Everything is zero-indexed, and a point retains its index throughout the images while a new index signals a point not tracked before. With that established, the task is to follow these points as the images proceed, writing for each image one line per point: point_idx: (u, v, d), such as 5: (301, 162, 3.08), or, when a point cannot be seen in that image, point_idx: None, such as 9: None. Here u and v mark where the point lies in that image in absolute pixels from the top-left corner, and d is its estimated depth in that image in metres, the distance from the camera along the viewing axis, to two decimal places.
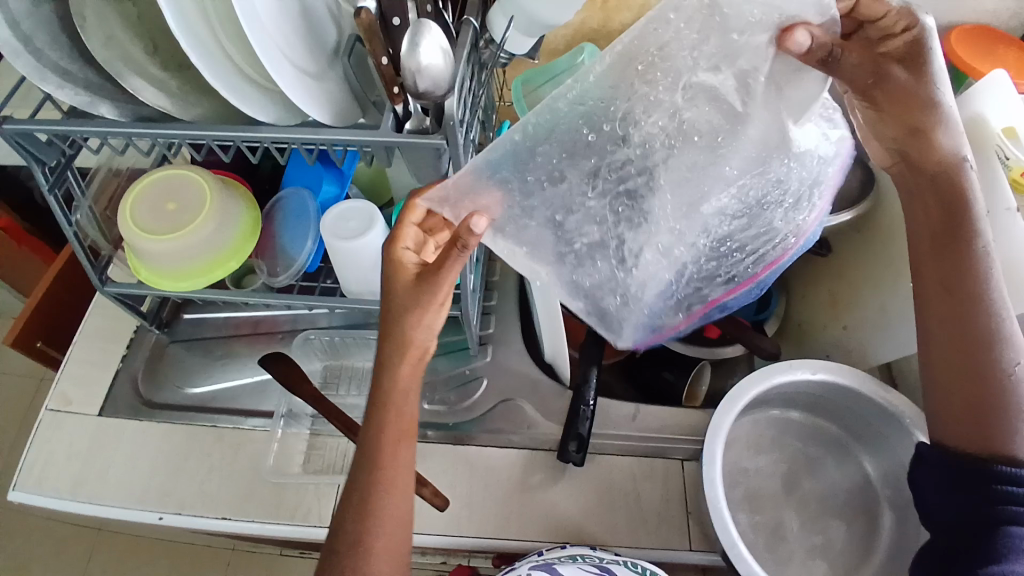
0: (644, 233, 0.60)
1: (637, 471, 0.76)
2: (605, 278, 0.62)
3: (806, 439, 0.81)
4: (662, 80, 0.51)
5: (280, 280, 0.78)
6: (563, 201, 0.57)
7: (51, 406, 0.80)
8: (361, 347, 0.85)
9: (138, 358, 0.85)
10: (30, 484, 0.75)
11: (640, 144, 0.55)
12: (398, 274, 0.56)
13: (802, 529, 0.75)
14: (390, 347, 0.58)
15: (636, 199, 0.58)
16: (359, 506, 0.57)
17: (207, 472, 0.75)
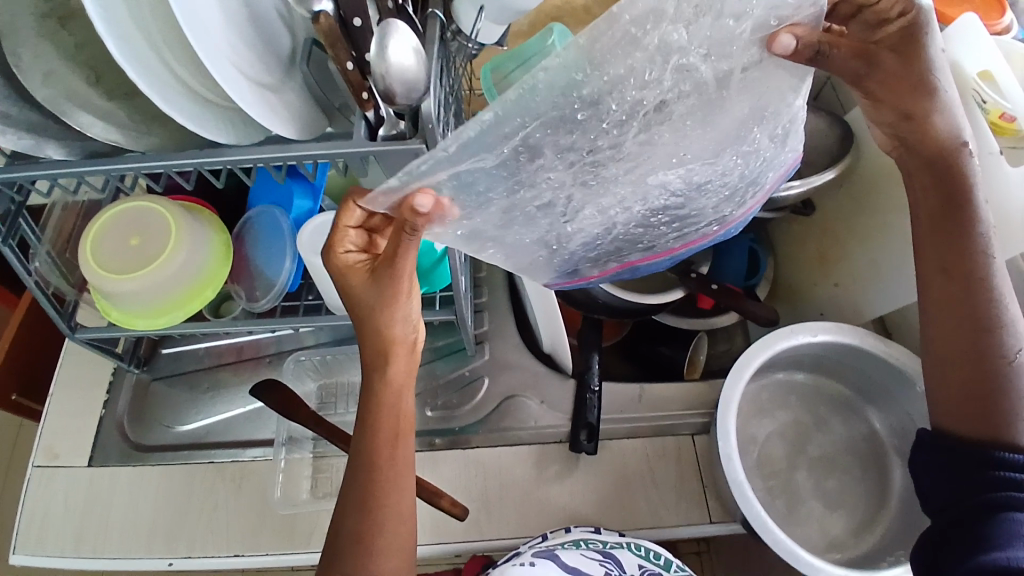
0: (592, 196, 0.53)
1: (651, 452, 0.75)
2: (542, 232, 0.56)
3: (810, 397, 0.81)
4: (650, 54, 0.42)
5: (262, 304, 0.75)
6: (523, 175, 0.48)
7: (38, 462, 0.76)
8: (354, 361, 0.83)
9: (120, 401, 0.81)
10: (26, 548, 0.71)
11: (620, 116, 0.45)
12: (350, 276, 0.54)
13: (818, 486, 0.76)
14: (372, 347, 0.56)
15: (599, 169, 0.50)
16: (363, 500, 0.55)
17: (211, 511, 0.72)
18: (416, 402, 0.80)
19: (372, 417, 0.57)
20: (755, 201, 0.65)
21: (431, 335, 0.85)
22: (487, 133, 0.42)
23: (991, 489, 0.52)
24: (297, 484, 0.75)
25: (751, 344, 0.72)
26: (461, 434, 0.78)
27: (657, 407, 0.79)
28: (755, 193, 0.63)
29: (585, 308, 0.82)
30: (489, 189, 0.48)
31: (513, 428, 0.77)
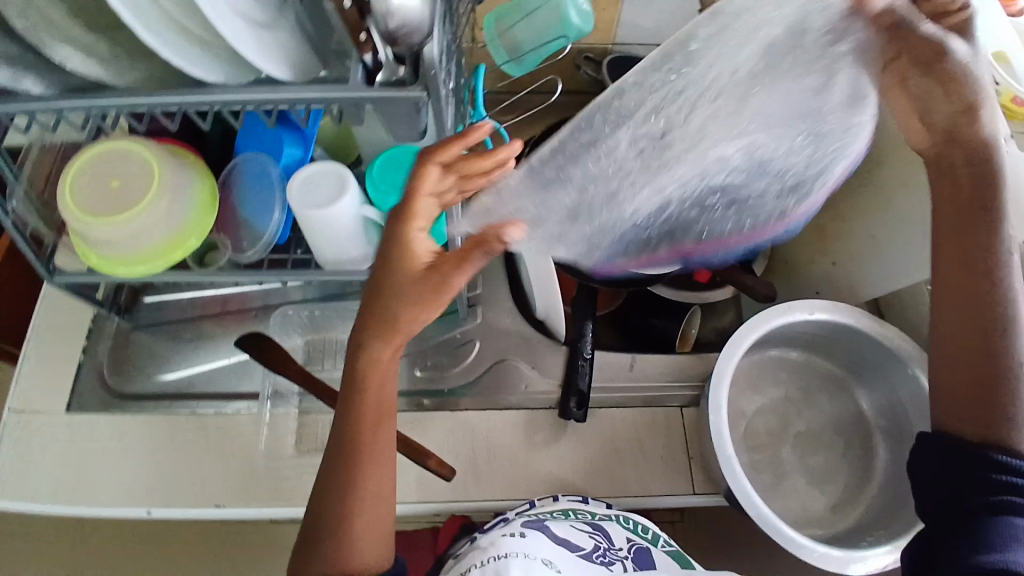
0: (651, 174, 0.58)
1: (639, 422, 0.75)
2: (600, 210, 0.60)
3: (800, 374, 0.81)
4: (727, 38, 0.51)
5: (247, 256, 0.72)
6: (596, 152, 0.56)
7: (13, 407, 0.74)
8: (345, 319, 0.81)
9: (101, 349, 0.79)
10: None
11: (681, 100, 0.54)
12: (409, 255, 0.54)
13: (802, 463, 0.77)
14: (376, 326, 0.55)
15: (660, 147, 0.56)
16: (347, 473, 0.56)
17: (194, 463, 0.71)
18: (405, 362, 0.79)
19: (363, 394, 0.56)
20: (820, 195, 0.65)
21: None
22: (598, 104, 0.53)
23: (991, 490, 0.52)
24: (281, 441, 0.72)
25: (750, 318, 0.72)
26: (451, 398, 0.77)
27: (648, 377, 0.78)
28: (820, 184, 0.64)
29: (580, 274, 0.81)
30: (572, 138, 0.55)
31: (502, 393, 0.77)
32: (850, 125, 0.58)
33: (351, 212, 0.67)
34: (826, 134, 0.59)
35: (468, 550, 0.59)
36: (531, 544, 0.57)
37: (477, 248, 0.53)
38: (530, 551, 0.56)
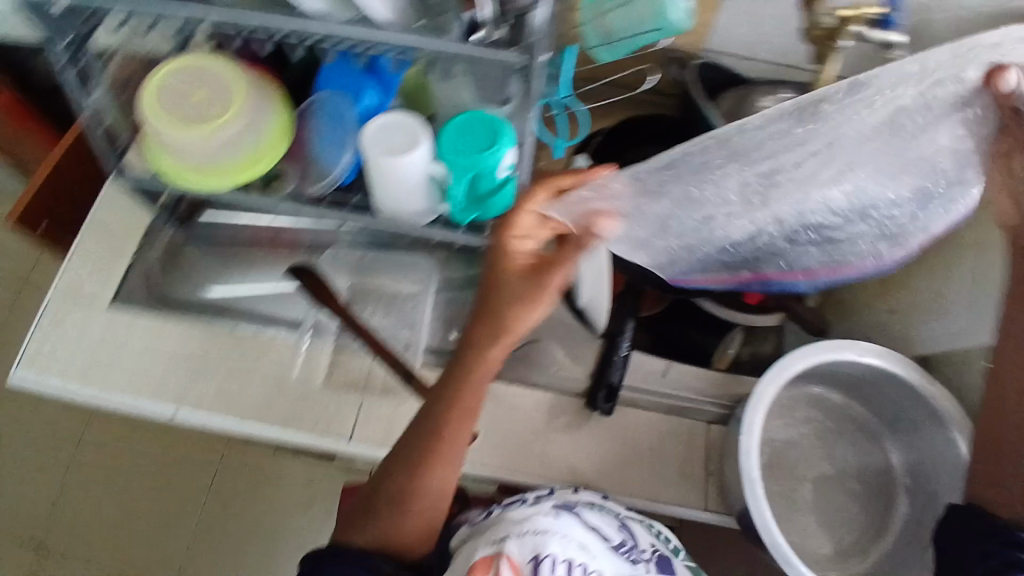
0: (755, 210, 0.54)
1: (662, 428, 0.74)
2: (689, 239, 0.58)
3: (834, 415, 0.80)
4: (886, 82, 0.43)
5: (313, 191, 0.73)
6: (698, 196, 0.51)
7: (60, 289, 0.75)
8: (394, 267, 0.81)
9: (153, 253, 0.80)
10: (33, 371, 0.71)
11: (812, 148, 0.47)
12: (513, 265, 0.55)
13: (818, 503, 0.75)
14: (487, 327, 0.56)
15: (767, 187, 0.51)
16: (419, 459, 0.58)
17: (226, 378, 0.73)
18: (441, 324, 0.78)
19: (449, 398, 0.58)
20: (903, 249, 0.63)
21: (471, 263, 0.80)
22: (708, 168, 0.48)
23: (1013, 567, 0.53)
24: (312, 372, 0.73)
25: (797, 349, 0.70)
26: None
27: (680, 386, 0.77)
28: (916, 236, 0.61)
29: (631, 274, 0.77)
30: (643, 200, 0.50)
31: (531, 372, 0.77)
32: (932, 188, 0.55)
33: (418, 167, 0.66)
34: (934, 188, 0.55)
35: (503, 516, 0.60)
36: (566, 526, 0.57)
37: (575, 244, 0.53)
38: (567, 531, 0.57)
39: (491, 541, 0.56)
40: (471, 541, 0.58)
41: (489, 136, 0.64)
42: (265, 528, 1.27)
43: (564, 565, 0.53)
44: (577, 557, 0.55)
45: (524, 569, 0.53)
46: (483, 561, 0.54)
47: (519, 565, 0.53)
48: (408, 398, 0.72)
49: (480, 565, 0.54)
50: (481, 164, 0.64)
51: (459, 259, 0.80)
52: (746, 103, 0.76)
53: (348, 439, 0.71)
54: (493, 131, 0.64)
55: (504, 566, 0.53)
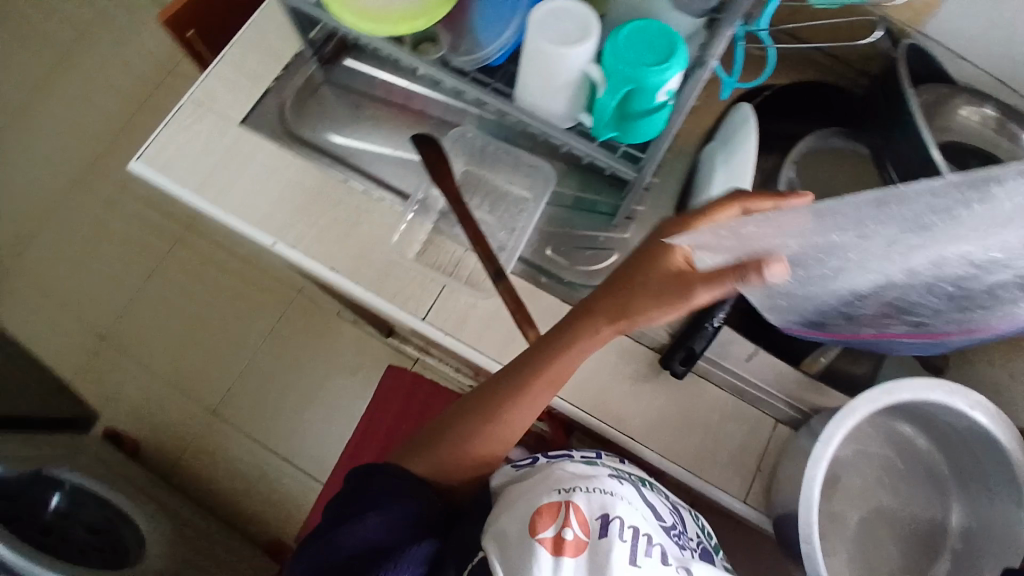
0: (887, 262, 0.55)
1: (727, 411, 0.72)
2: (809, 282, 0.61)
3: (907, 458, 0.74)
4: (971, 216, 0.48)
5: (459, 62, 0.69)
6: (849, 240, 0.53)
7: (196, 97, 0.77)
8: (508, 164, 0.78)
9: (290, 84, 0.79)
10: (157, 165, 0.74)
11: (963, 208, 0.47)
12: (660, 263, 0.59)
13: (855, 534, 0.72)
14: (607, 307, 0.61)
15: (895, 251, 0.53)
16: (498, 393, 0.67)
17: (325, 224, 0.73)
18: (540, 237, 0.76)
19: (536, 369, 0.64)
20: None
21: (588, 189, 0.77)
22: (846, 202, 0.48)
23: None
24: (406, 244, 0.73)
25: (904, 380, 0.65)
26: (568, 291, 0.74)
27: (762, 375, 0.73)
28: None
29: None
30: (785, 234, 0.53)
31: None
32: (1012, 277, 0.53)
33: (579, 65, 0.62)
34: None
35: (563, 463, 0.63)
36: (627, 492, 0.61)
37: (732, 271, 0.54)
38: (629, 499, 0.61)
39: (555, 489, 0.58)
40: (530, 481, 0.61)
41: (663, 51, 0.60)
42: (315, 368, 1.49)
43: (632, 530, 0.56)
44: (642, 526, 0.57)
45: (591, 523, 0.55)
46: (550, 505, 0.56)
47: (588, 518, 0.56)
48: (492, 299, 0.72)
49: (546, 511, 0.56)
50: (643, 81, 0.60)
51: (580, 176, 0.77)
52: (945, 106, 0.72)
53: (422, 318, 0.71)
54: (669, 46, 0.60)
55: (572, 515, 0.55)
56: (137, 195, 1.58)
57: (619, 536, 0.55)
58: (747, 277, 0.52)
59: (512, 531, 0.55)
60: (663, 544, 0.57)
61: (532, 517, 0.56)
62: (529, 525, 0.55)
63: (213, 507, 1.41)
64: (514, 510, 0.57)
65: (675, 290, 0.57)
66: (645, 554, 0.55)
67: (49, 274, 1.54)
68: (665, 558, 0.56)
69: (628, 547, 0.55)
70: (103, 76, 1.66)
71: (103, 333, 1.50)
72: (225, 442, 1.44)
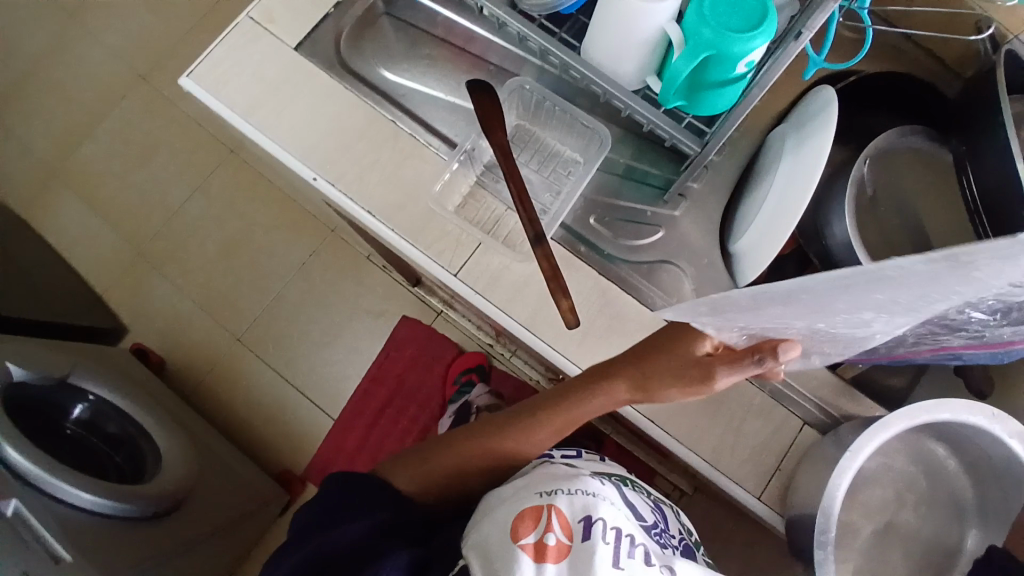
0: (905, 321, 0.49)
1: (755, 406, 0.69)
2: (838, 344, 0.55)
3: (934, 478, 0.71)
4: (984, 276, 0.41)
5: (528, 5, 0.66)
6: (840, 314, 0.47)
7: (253, 17, 0.74)
8: (563, 122, 0.72)
9: (350, 12, 0.76)
10: (207, 84, 0.73)
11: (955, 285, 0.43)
12: (683, 347, 0.58)
13: (861, 545, 0.70)
14: (627, 367, 0.61)
15: (903, 314, 0.47)
16: (534, 405, 0.73)
17: (368, 164, 0.71)
18: (585, 205, 0.73)
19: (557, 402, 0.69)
20: None
21: (642, 160, 0.74)
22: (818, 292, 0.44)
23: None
24: (448, 195, 0.71)
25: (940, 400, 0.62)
26: (606, 263, 0.71)
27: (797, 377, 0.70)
28: None
29: (807, 243, 0.72)
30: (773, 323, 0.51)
31: (651, 288, 0.71)
32: None
33: (657, 22, 0.58)
34: None
35: (550, 471, 0.68)
36: (609, 496, 0.65)
37: (751, 352, 0.52)
38: (611, 501, 0.64)
39: (537, 494, 0.63)
40: (514, 491, 0.65)
41: (751, 19, 0.56)
42: (341, 308, 1.53)
43: (615, 531, 0.59)
44: (625, 527, 0.61)
45: (574, 526, 0.59)
46: (532, 510, 0.60)
47: (570, 522, 0.59)
48: (527, 263, 0.69)
49: (528, 517, 0.60)
50: (724, 48, 0.56)
51: (635, 147, 0.75)
52: None
53: (455, 274, 0.70)
54: (759, 14, 0.56)
55: (554, 519, 0.59)
56: (182, 114, 1.58)
57: (601, 538, 0.58)
58: (763, 360, 0.50)
59: (497, 539, 0.59)
60: (645, 544, 0.60)
61: (514, 523, 0.59)
62: (511, 531, 0.59)
63: (229, 429, 1.46)
64: (500, 518, 0.61)
65: (695, 370, 0.56)
66: (629, 555, 0.58)
67: (92, 181, 1.56)
68: (648, 559, 0.59)
69: (611, 548, 0.58)
70: None
71: (139, 248, 1.53)
72: (248, 368, 1.50)
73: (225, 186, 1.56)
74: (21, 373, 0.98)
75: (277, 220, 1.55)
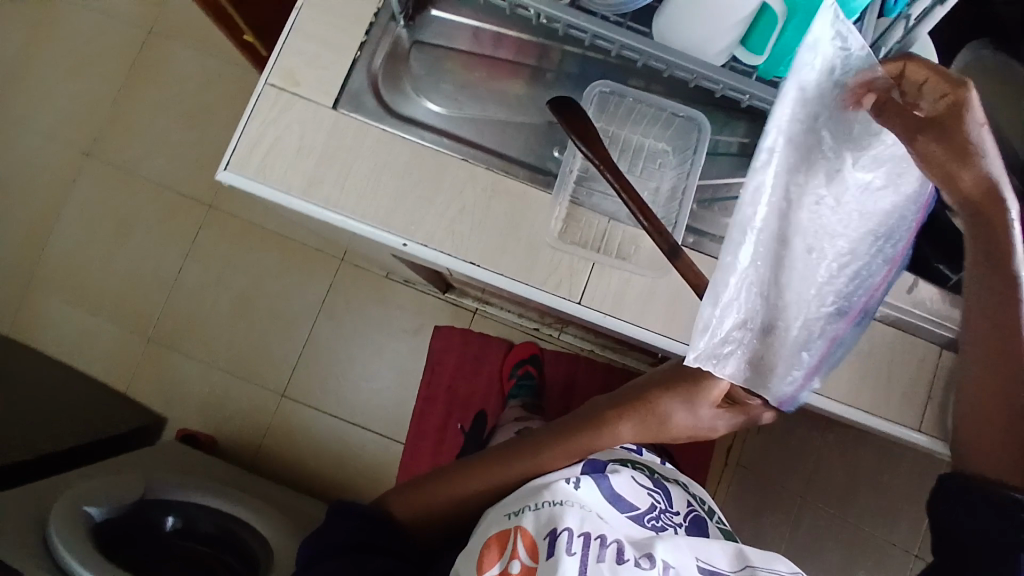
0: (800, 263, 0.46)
1: (894, 347, 0.72)
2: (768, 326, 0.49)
3: None
4: (804, 169, 0.43)
5: (597, 4, 0.60)
6: (753, 268, 0.44)
7: (274, 82, 0.65)
8: (648, 118, 0.69)
9: (377, 49, 0.68)
10: (250, 173, 0.64)
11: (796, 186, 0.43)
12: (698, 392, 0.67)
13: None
14: (638, 410, 0.70)
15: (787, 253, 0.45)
16: (557, 428, 0.74)
17: (457, 211, 0.66)
18: None
19: (578, 425, 0.72)
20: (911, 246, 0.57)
21: (717, 129, 0.71)
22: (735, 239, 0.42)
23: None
24: (552, 225, 0.67)
25: None
26: (723, 248, 0.68)
27: (925, 305, 0.71)
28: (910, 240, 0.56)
29: None
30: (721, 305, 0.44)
31: None
32: (887, 223, 0.52)
33: None
34: (901, 225, 0.54)
35: (525, 488, 0.65)
36: (583, 498, 0.61)
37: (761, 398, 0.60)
38: (583, 503, 0.60)
39: (507, 517, 0.60)
40: (491, 515, 0.63)
41: None
42: (377, 333, 1.46)
43: (582, 537, 0.54)
44: (595, 528, 0.56)
45: (539, 544, 0.55)
46: (498, 537, 0.57)
47: (534, 539, 0.56)
48: (652, 272, 0.67)
49: (494, 544, 0.57)
50: (841, 9, 0.52)
51: (710, 116, 0.72)
52: None
53: (579, 302, 0.66)
54: None
55: (518, 543, 0.56)
56: (144, 180, 1.44)
57: (566, 549, 0.53)
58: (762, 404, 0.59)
59: (465, 573, 0.57)
60: (615, 542, 0.55)
61: (481, 553, 0.57)
62: (478, 563, 0.56)
63: (304, 486, 1.41)
64: (469, 552, 0.59)
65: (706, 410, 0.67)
66: (598, 558, 0.53)
67: (70, 277, 1.43)
68: (620, 556, 0.54)
69: (579, 558, 0.53)
70: (82, 50, 1.47)
71: (148, 333, 1.43)
72: (303, 420, 1.43)
73: (214, 244, 1.45)
74: (103, 512, 0.93)
75: (279, 263, 1.46)
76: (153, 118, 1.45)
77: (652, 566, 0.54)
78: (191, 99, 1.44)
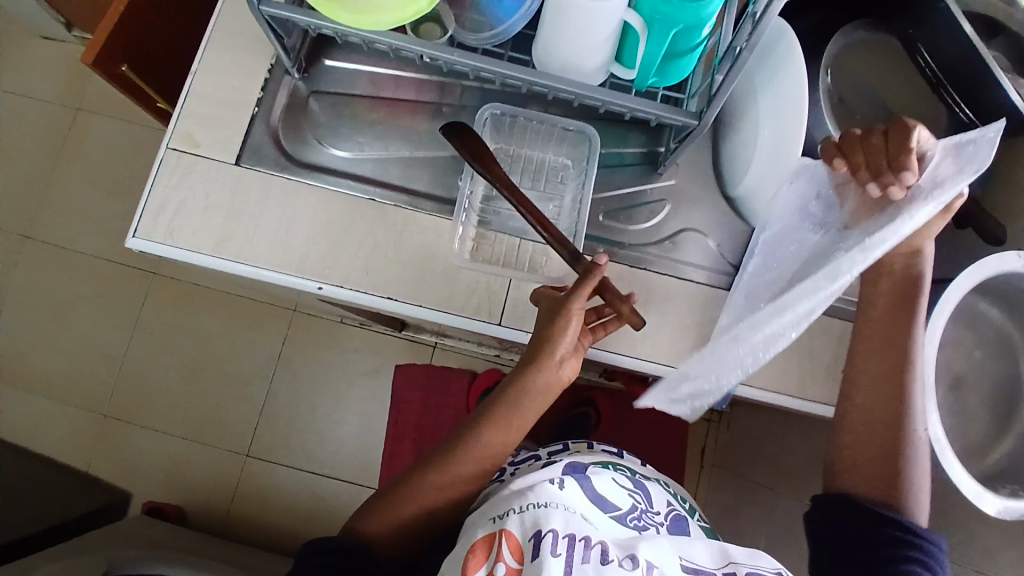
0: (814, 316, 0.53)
1: (813, 328, 0.74)
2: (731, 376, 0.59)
3: (988, 330, 0.74)
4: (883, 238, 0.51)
5: (470, 37, 0.62)
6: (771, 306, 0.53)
7: (175, 146, 0.67)
8: (543, 135, 0.73)
9: (275, 103, 0.70)
10: (159, 237, 0.65)
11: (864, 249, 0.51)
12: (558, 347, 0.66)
13: (965, 404, 0.73)
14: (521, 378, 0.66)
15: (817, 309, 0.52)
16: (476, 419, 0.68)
17: (370, 251, 0.67)
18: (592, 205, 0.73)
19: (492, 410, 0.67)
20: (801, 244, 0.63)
21: (617, 142, 0.74)
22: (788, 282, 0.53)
23: (892, 545, 0.56)
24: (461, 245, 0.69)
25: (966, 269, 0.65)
26: (632, 256, 0.71)
27: None
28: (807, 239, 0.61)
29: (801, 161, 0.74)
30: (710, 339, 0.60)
31: (684, 261, 0.72)
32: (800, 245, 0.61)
33: (615, 15, 0.56)
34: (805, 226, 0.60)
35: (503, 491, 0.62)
36: (568, 497, 0.61)
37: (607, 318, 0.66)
38: (567, 504, 0.60)
39: (491, 519, 0.58)
40: (477, 516, 0.60)
41: None
42: (337, 378, 1.46)
43: (567, 538, 0.55)
44: (579, 530, 0.56)
45: (524, 546, 0.54)
46: (483, 541, 0.55)
47: (520, 542, 0.54)
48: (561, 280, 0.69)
49: (478, 548, 0.55)
50: (691, 19, 0.55)
51: (608, 131, 0.75)
52: None
53: (499, 323, 0.68)
54: None
55: (504, 546, 0.54)
56: (83, 256, 1.44)
57: (551, 551, 0.53)
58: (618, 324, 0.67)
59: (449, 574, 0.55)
60: (600, 543, 0.56)
61: (465, 556, 0.55)
62: (461, 565, 0.54)
63: (277, 544, 1.37)
64: (452, 558, 0.56)
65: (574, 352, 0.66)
66: (582, 559, 0.54)
67: (17, 363, 1.41)
68: (605, 557, 0.55)
69: (564, 559, 0.53)
70: (11, 135, 1.47)
71: (102, 409, 1.40)
72: (271, 478, 1.41)
73: (162, 310, 1.44)
74: None
75: (231, 320, 1.45)
76: (88, 194, 1.45)
77: (636, 566, 0.56)
78: (124, 173, 1.45)
